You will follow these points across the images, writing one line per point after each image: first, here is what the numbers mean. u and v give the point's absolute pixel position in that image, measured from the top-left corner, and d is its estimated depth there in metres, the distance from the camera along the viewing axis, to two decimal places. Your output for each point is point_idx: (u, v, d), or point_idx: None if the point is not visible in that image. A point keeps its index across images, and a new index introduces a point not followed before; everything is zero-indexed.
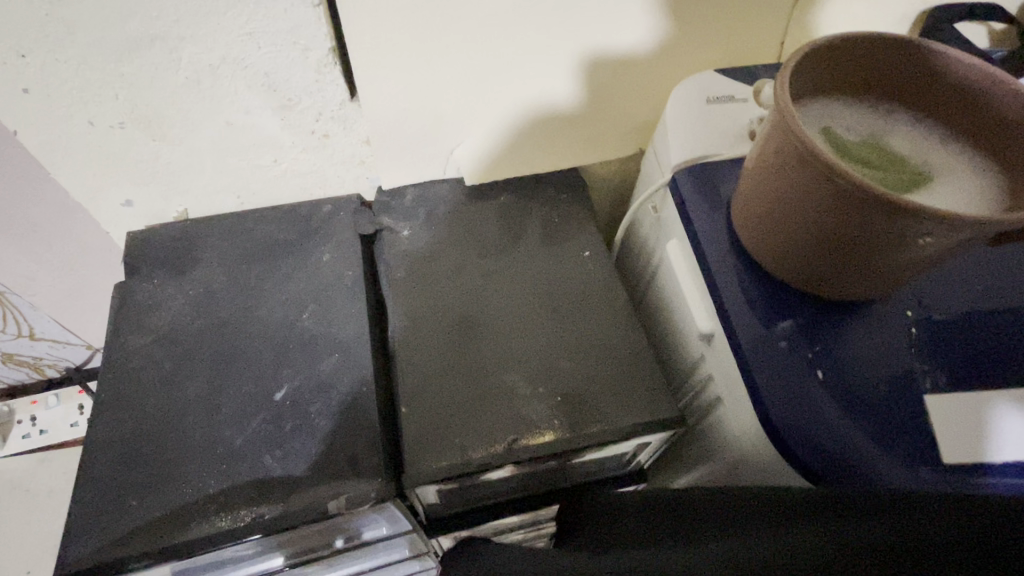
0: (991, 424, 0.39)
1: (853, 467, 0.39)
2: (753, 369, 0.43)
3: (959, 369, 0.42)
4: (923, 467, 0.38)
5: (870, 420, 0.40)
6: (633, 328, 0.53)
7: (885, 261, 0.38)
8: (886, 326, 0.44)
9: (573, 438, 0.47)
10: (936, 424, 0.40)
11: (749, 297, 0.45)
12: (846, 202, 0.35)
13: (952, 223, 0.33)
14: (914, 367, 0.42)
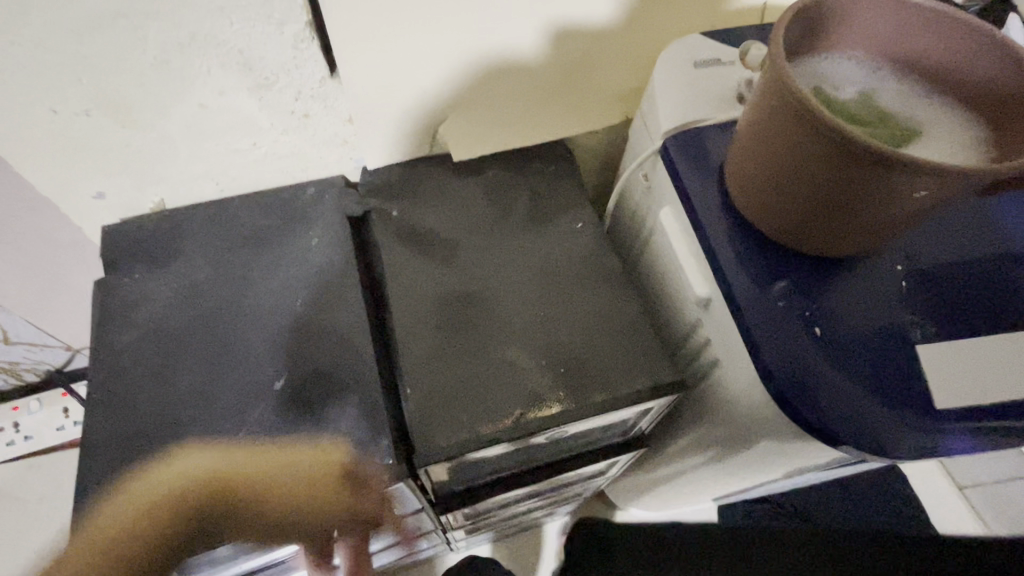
0: (1000, 369, 0.39)
1: (857, 420, 0.39)
2: (756, 330, 0.42)
3: (955, 315, 0.41)
4: (924, 415, 0.39)
5: (873, 375, 0.40)
6: (629, 298, 0.53)
7: (875, 218, 0.38)
8: (880, 279, 0.43)
9: (580, 407, 0.46)
10: (941, 374, 0.39)
11: (748, 258, 0.44)
12: (840, 158, 0.35)
13: (946, 175, 0.33)
14: (913, 320, 0.42)
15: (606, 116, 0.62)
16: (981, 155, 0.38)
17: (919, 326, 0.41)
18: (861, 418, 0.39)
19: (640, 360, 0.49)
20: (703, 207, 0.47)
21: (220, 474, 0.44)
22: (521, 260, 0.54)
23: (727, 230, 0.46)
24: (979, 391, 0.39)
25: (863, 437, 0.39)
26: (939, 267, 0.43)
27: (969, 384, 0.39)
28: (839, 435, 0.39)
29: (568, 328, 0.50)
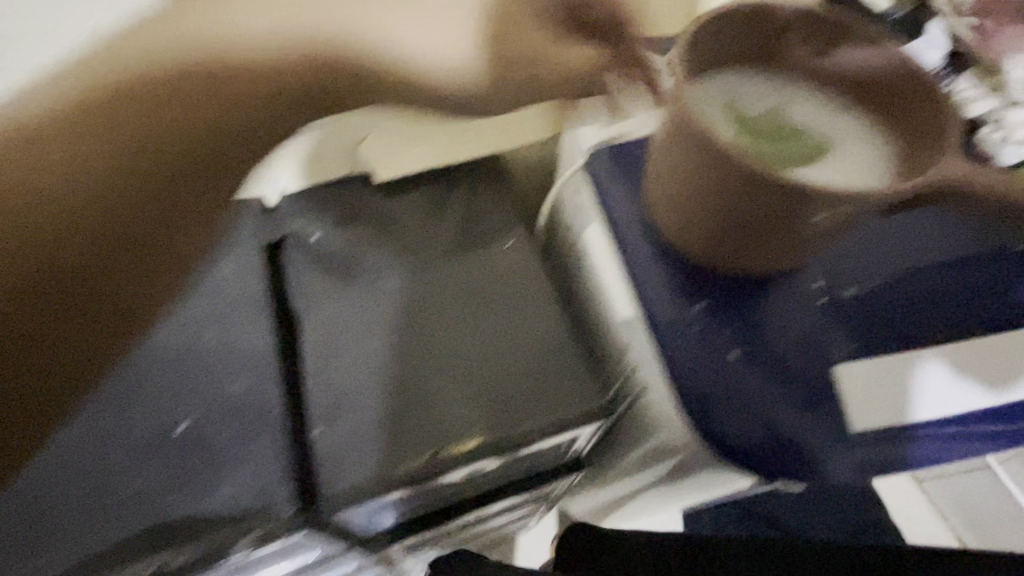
0: (932, 377, 0.40)
1: (769, 446, 0.39)
2: (672, 356, 0.42)
3: (873, 336, 0.41)
4: (833, 436, 0.39)
5: (785, 398, 0.40)
6: (558, 319, 0.51)
7: (782, 240, 0.37)
8: (801, 299, 0.42)
9: (500, 439, 0.45)
10: (854, 394, 0.40)
11: (666, 281, 0.44)
12: (744, 180, 0.34)
13: (843, 199, 0.33)
14: (829, 339, 0.41)
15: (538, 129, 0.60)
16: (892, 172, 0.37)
17: (836, 347, 0.41)
18: (776, 442, 0.39)
19: (567, 386, 0.47)
20: (624, 226, 0.46)
21: (120, 529, 0.40)
22: (446, 284, 0.52)
23: (648, 252, 0.44)
24: (890, 410, 0.39)
25: (781, 461, 0.39)
26: (860, 283, 0.43)
27: (881, 404, 0.39)
28: (747, 459, 0.40)
29: (492, 355, 0.48)
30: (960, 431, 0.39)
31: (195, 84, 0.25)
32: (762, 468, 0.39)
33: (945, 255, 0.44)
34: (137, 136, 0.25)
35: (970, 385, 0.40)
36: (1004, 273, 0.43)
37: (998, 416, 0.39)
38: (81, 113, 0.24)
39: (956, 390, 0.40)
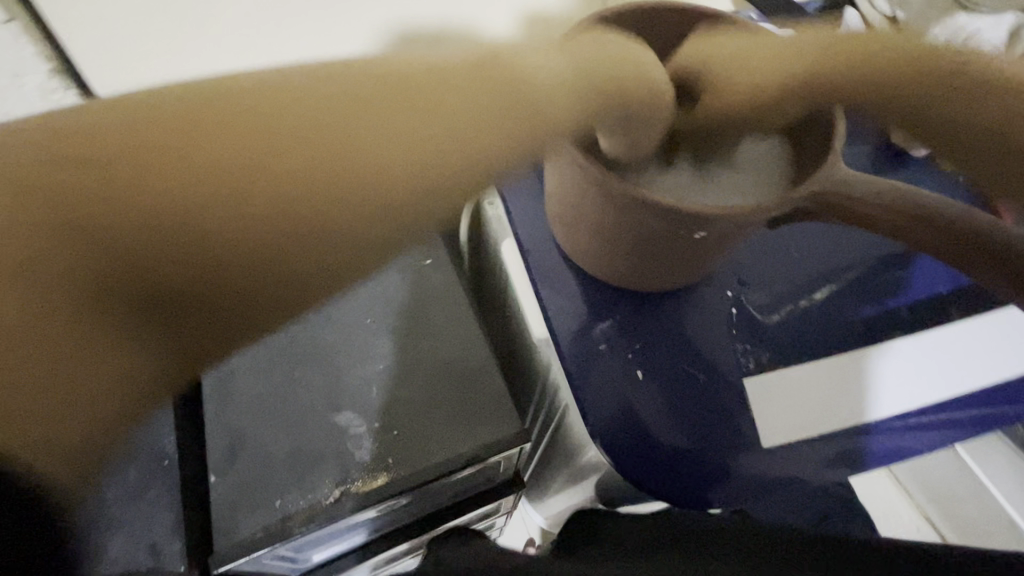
0: (882, 374, 0.40)
1: (683, 471, 0.37)
2: (578, 380, 0.40)
3: (784, 343, 0.41)
4: (743, 454, 0.37)
5: (695, 417, 0.39)
6: (477, 340, 0.49)
7: (675, 255, 0.36)
8: (708, 313, 0.42)
9: (411, 474, 0.43)
10: (761, 410, 0.39)
11: (574, 299, 0.42)
12: (626, 199, 0.32)
13: (728, 215, 0.31)
14: (737, 351, 0.40)
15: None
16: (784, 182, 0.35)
17: (746, 357, 0.40)
18: (686, 468, 0.37)
19: (484, 409, 0.46)
20: (529, 244, 0.44)
21: None
22: (360, 309, 0.50)
23: (558, 270, 0.43)
24: (803, 424, 0.38)
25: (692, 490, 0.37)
26: (767, 291, 0.42)
27: (795, 418, 0.38)
28: (658, 488, 0.37)
29: (406, 383, 0.47)
30: (874, 443, 0.38)
31: (304, 158, 0.17)
32: (673, 496, 0.37)
33: (857, 259, 0.44)
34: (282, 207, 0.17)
35: (883, 394, 0.39)
36: (913, 276, 0.43)
37: (911, 424, 0.39)
38: (166, 174, 0.16)
39: (907, 384, 0.39)
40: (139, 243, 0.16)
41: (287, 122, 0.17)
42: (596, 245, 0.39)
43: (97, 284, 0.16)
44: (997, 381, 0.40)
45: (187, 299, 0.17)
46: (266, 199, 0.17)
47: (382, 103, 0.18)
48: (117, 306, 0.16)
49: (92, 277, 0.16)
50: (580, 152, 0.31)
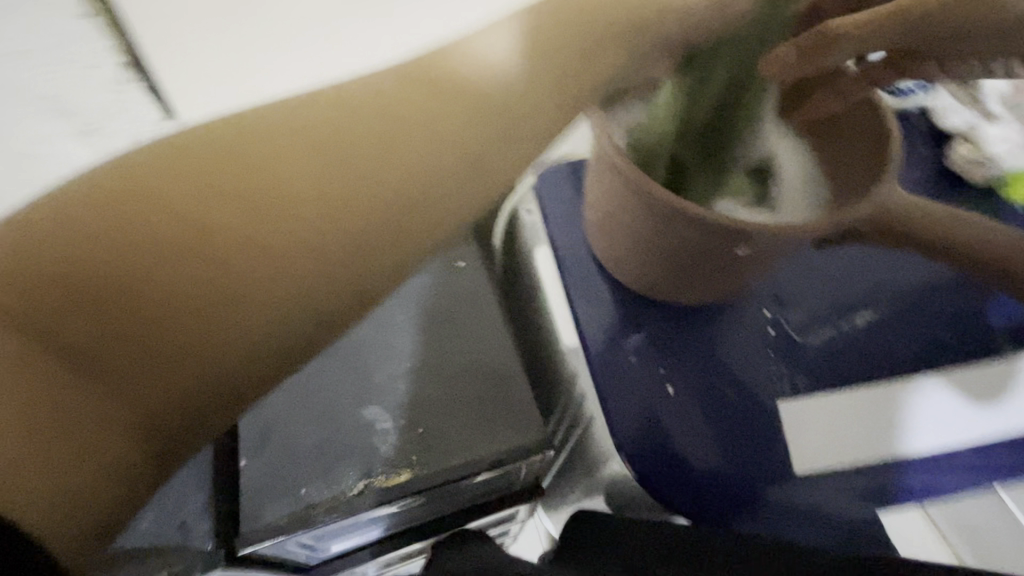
0: (922, 408, 0.38)
1: (713, 492, 0.36)
2: (607, 391, 0.39)
3: (821, 368, 0.40)
4: (775, 482, 0.36)
5: (726, 437, 0.38)
6: (506, 345, 0.49)
7: (713, 270, 0.36)
8: (743, 331, 0.41)
9: (432, 474, 0.43)
10: (795, 436, 0.37)
11: (607, 310, 0.42)
12: (667, 213, 0.32)
13: (772, 234, 0.30)
14: (773, 373, 0.39)
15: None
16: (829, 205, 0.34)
17: (781, 379, 0.39)
18: (714, 492, 0.36)
19: (509, 414, 0.46)
20: (565, 251, 0.44)
21: None
22: (394, 307, 0.50)
23: (592, 278, 0.43)
24: (837, 451, 0.37)
25: (721, 508, 0.36)
26: (807, 312, 0.41)
27: (829, 444, 0.37)
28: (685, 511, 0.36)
29: (433, 382, 0.47)
30: (912, 479, 0.37)
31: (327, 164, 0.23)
32: (698, 517, 0.36)
33: (900, 287, 0.42)
34: (318, 204, 0.23)
35: (923, 426, 0.38)
36: (961, 311, 0.42)
37: (951, 460, 0.37)
38: (232, 192, 0.22)
39: (950, 420, 0.38)
40: (200, 251, 0.22)
41: (319, 134, 0.23)
42: (633, 258, 0.39)
43: (195, 274, 0.22)
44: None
45: (265, 277, 0.23)
46: (306, 200, 0.23)
47: (385, 109, 0.24)
48: (200, 292, 0.22)
49: (178, 270, 0.22)
50: (625, 161, 0.31)
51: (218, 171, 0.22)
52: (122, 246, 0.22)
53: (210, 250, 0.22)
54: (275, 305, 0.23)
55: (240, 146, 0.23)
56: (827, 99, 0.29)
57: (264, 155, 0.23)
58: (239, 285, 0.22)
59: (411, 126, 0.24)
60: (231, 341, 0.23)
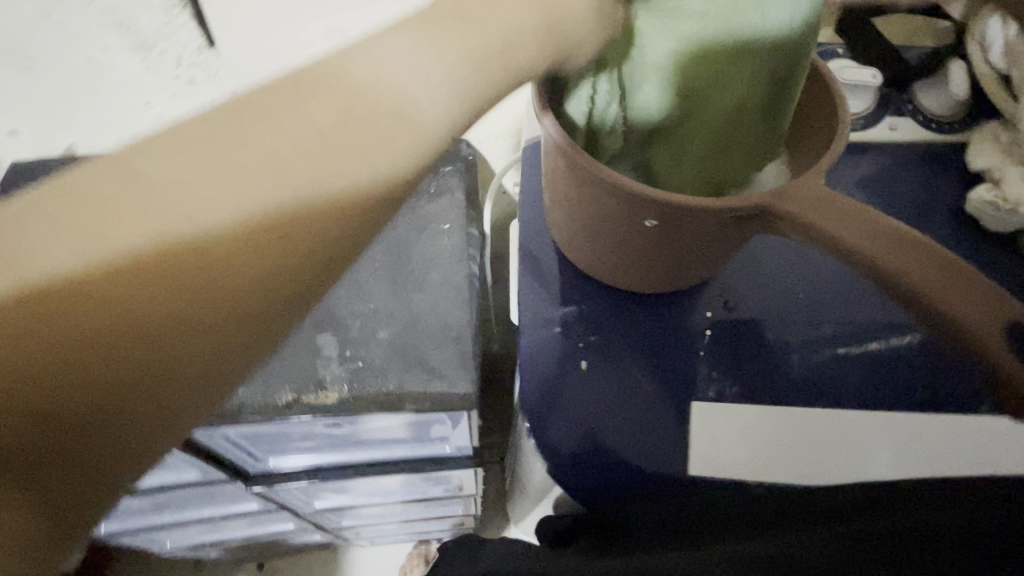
0: (838, 435, 0.37)
1: (597, 463, 0.38)
2: (525, 358, 0.41)
3: (751, 379, 0.39)
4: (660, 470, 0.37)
5: (627, 421, 0.38)
6: (466, 307, 0.51)
7: (638, 246, 0.35)
8: (681, 328, 0.41)
9: (358, 404, 0.45)
10: (698, 434, 0.38)
11: (549, 281, 0.43)
12: (578, 174, 0.31)
13: (677, 209, 0.29)
14: (698, 374, 0.39)
15: (518, 127, 0.59)
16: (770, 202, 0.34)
17: (707, 382, 0.39)
18: (596, 462, 0.38)
19: (446, 364, 0.47)
20: (526, 219, 0.46)
21: None
22: (374, 249, 0.53)
23: (547, 250, 0.44)
24: (727, 462, 0.37)
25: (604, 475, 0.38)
26: (753, 319, 0.41)
27: (721, 454, 0.37)
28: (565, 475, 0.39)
29: (388, 325, 0.49)
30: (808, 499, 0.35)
31: (246, 197, 0.20)
32: (575, 479, 0.39)
33: (860, 323, 0.41)
34: (248, 254, 0.20)
35: (822, 454, 0.36)
36: (922, 357, 0.40)
37: None
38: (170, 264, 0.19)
39: (865, 449, 0.37)
40: (140, 299, 0.18)
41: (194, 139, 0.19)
42: (566, 229, 0.39)
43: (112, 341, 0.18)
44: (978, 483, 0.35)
45: (184, 343, 0.19)
46: (229, 241, 0.20)
47: (311, 127, 0.21)
48: (127, 369, 0.18)
49: (96, 334, 0.18)
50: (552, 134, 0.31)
51: (105, 211, 0.18)
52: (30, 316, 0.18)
53: (130, 311, 0.18)
54: (215, 367, 0.20)
55: (124, 181, 0.19)
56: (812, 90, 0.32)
57: (162, 177, 0.19)
58: (166, 353, 0.19)
59: (315, 131, 0.21)
60: (159, 414, 0.19)
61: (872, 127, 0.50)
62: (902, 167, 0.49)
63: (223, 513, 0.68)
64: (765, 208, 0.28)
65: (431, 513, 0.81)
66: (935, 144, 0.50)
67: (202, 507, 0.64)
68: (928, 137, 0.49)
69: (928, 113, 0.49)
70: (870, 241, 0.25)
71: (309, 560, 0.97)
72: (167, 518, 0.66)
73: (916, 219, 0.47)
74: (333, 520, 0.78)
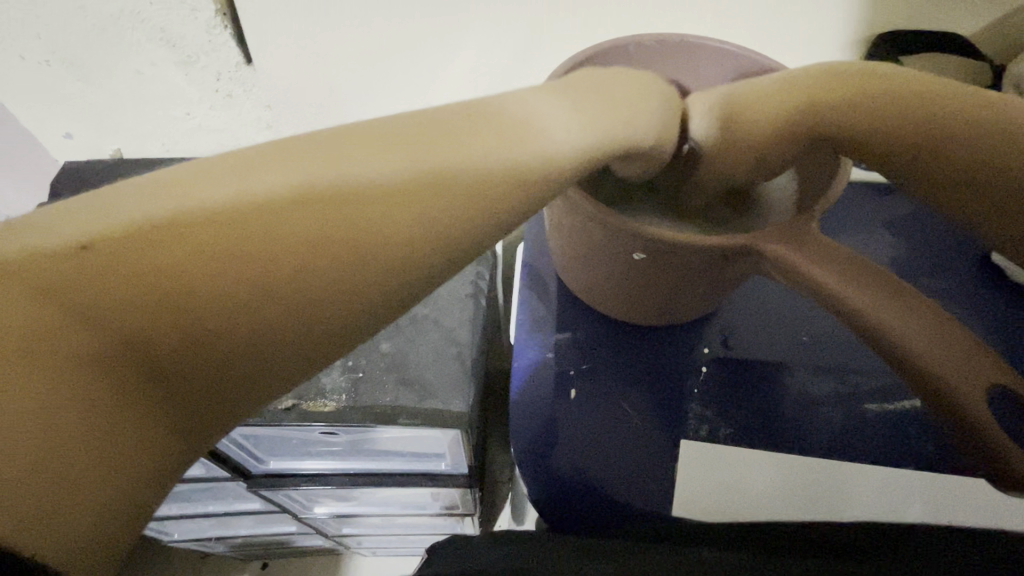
0: (832, 479, 0.36)
1: (581, 493, 0.37)
2: (516, 385, 0.41)
3: (745, 422, 0.38)
4: (643, 507, 0.36)
5: (616, 454, 0.38)
6: (469, 326, 0.51)
7: (633, 279, 0.35)
8: (676, 367, 0.41)
9: (352, 412, 0.46)
10: (685, 472, 0.37)
11: (546, 307, 0.44)
12: (570, 205, 0.31)
13: (669, 244, 0.30)
14: (690, 410, 0.39)
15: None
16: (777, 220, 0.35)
17: (700, 422, 0.39)
18: (581, 496, 0.37)
19: (443, 382, 0.48)
20: (529, 251, 0.47)
21: None
22: None
23: (551, 281, 0.45)
24: (706, 498, 0.36)
25: (589, 506, 0.37)
26: (751, 358, 0.41)
27: (703, 491, 0.36)
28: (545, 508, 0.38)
29: (391, 336, 0.50)
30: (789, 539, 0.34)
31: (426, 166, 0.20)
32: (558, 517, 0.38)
33: (868, 371, 0.40)
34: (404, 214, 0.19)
35: (806, 495, 0.36)
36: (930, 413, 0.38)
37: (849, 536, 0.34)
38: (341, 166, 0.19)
39: (856, 494, 0.36)
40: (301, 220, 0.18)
41: (377, 131, 0.20)
42: (564, 257, 0.39)
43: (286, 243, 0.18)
44: (970, 521, 0.34)
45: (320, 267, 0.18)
46: (360, 223, 0.19)
47: (437, 130, 0.21)
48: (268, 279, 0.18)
49: (255, 284, 0.18)
50: None
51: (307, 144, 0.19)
52: (192, 251, 0.17)
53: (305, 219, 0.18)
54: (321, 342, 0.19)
55: (323, 151, 0.19)
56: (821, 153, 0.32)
57: (340, 161, 0.19)
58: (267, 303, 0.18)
59: (477, 128, 0.22)
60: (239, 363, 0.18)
61: None
62: (920, 212, 0.47)
63: (225, 510, 0.70)
64: (750, 246, 0.28)
65: (430, 528, 0.81)
66: None
67: (207, 496, 0.66)
68: None
69: None
70: (853, 284, 0.26)
71: (311, 562, 0.98)
72: (171, 511, 0.68)
73: (936, 265, 0.45)
74: (333, 526, 0.78)
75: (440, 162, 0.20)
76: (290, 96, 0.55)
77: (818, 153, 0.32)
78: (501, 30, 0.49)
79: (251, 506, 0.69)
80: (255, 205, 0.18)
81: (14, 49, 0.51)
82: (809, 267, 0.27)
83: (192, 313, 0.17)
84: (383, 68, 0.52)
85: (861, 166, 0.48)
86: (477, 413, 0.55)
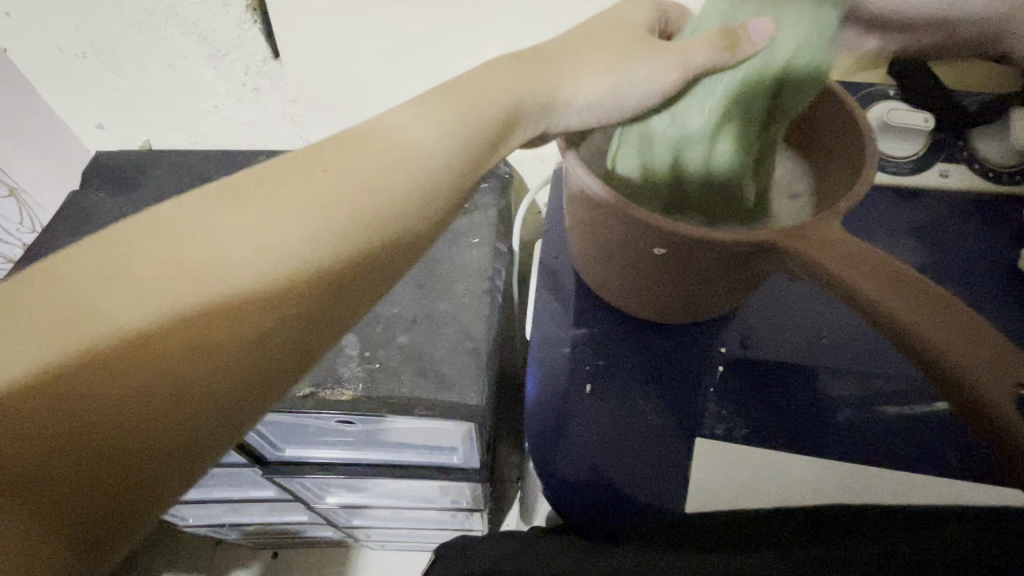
0: (852, 483, 0.36)
1: (594, 490, 0.37)
2: (533, 381, 0.41)
3: (762, 420, 0.38)
4: (658, 506, 0.36)
5: (630, 450, 0.38)
6: (484, 321, 0.52)
7: (655, 277, 0.35)
8: (694, 364, 0.41)
9: (367, 401, 0.46)
10: (701, 471, 0.37)
11: (564, 303, 0.44)
12: (592, 200, 0.32)
13: (695, 242, 0.30)
14: (706, 409, 0.39)
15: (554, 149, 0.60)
16: (800, 215, 0.35)
17: (716, 421, 0.38)
18: (595, 494, 0.37)
19: (457, 376, 0.48)
20: (547, 248, 0.47)
21: None
22: None
23: (568, 278, 0.45)
24: (721, 498, 0.36)
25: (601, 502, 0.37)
26: (768, 357, 0.41)
27: (718, 491, 0.36)
28: (559, 504, 0.38)
29: (409, 330, 0.51)
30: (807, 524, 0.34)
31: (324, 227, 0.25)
32: (571, 515, 0.38)
33: (887, 376, 0.39)
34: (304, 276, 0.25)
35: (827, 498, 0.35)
36: (952, 420, 0.37)
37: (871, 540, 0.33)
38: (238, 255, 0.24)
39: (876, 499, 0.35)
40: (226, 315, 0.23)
41: (258, 198, 0.25)
42: (585, 255, 0.39)
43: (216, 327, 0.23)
44: None
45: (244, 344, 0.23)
46: (253, 265, 0.24)
47: (308, 177, 0.26)
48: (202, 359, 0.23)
49: (191, 348, 0.23)
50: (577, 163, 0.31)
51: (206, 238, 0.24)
52: (144, 344, 0.22)
53: (229, 311, 0.23)
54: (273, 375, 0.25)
55: (221, 236, 0.24)
56: (846, 150, 0.32)
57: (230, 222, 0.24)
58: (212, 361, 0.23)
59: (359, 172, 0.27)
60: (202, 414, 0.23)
61: (921, 171, 0.47)
62: (945, 218, 0.47)
63: (241, 496, 0.71)
64: (772, 243, 0.28)
65: (438, 522, 0.82)
66: (986, 194, 0.47)
67: (222, 482, 0.67)
68: (983, 186, 0.47)
69: (985, 163, 0.46)
70: (875, 282, 0.26)
71: (321, 553, 0.99)
72: (187, 495, 0.70)
73: (960, 272, 0.44)
74: (343, 517, 0.79)
75: (314, 208, 0.25)
76: (316, 90, 0.56)
77: (845, 151, 0.32)
78: (526, 29, 0.49)
79: (265, 494, 0.70)
80: (177, 274, 0.23)
81: (52, 42, 0.52)
82: (829, 262, 0.27)
83: (158, 379, 0.22)
84: (409, 64, 0.53)
85: (886, 169, 0.48)
86: (490, 407, 0.55)
